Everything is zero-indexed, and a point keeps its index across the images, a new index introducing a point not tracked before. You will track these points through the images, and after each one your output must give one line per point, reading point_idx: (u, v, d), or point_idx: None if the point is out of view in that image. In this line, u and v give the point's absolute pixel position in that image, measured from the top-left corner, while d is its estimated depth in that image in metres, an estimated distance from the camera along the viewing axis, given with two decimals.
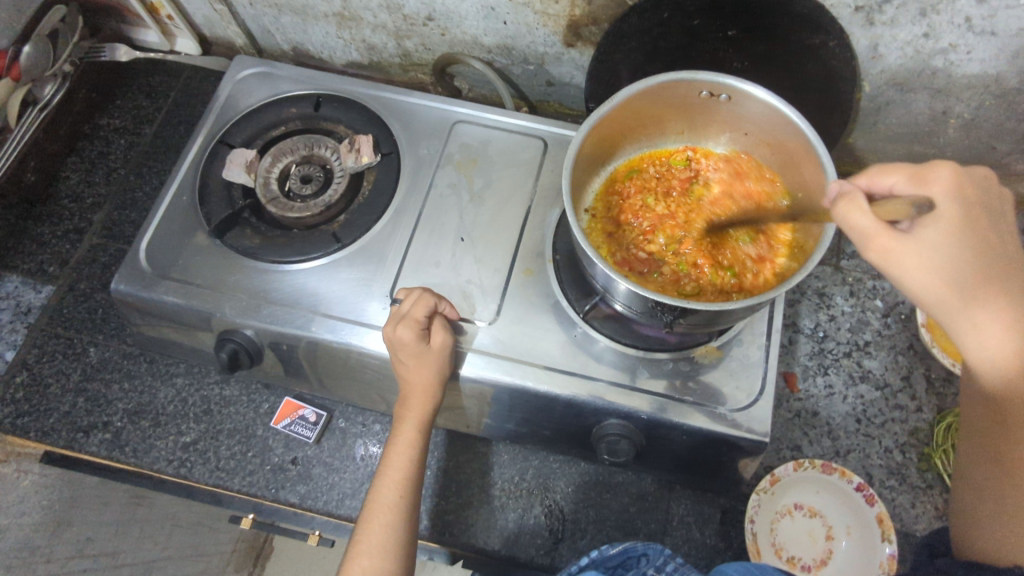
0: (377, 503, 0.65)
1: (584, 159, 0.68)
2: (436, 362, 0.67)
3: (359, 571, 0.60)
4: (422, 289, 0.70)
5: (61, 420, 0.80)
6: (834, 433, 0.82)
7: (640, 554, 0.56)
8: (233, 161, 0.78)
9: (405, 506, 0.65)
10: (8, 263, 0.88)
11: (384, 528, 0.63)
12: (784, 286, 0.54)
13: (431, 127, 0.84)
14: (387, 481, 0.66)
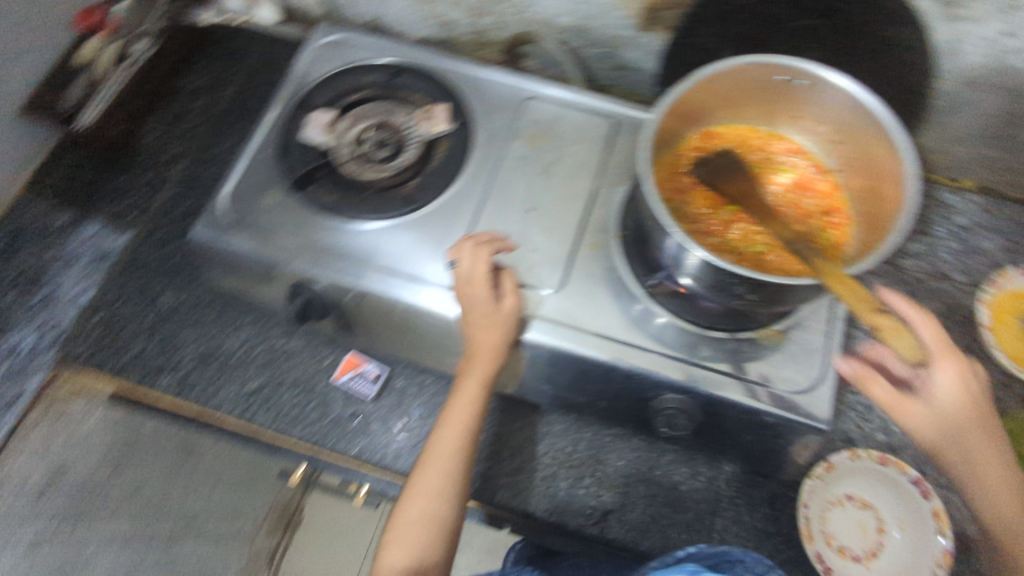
0: (436, 450, 0.67)
1: (660, 136, 0.70)
2: (504, 318, 0.69)
3: (414, 512, 0.64)
4: (472, 243, 0.71)
5: (133, 360, 0.82)
6: (888, 428, 0.81)
7: (737, 561, 0.55)
8: (311, 122, 0.82)
9: (463, 457, 0.67)
10: (91, 208, 0.91)
11: (440, 476, 0.66)
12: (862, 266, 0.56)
13: (503, 101, 0.85)
14: (446, 432, 0.68)
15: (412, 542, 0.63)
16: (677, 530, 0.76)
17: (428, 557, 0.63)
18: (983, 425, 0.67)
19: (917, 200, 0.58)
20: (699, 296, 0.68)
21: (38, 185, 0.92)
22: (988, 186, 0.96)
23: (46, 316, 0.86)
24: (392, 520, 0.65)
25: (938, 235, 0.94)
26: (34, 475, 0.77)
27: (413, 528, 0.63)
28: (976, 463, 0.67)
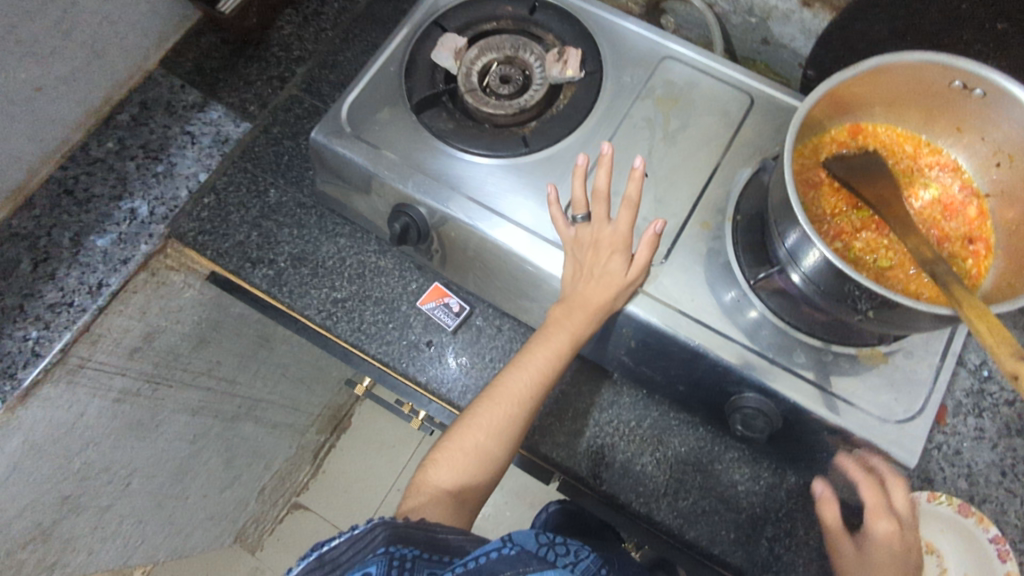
0: (507, 389, 0.68)
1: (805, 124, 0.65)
2: (621, 285, 0.67)
3: (472, 442, 0.66)
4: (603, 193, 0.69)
5: (234, 247, 0.86)
6: (974, 477, 0.75)
7: None
8: (443, 44, 0.79)
9: (531, 404, 0.68)
10: (216, 92, 0.93)
11: (505, 415, 0.67)
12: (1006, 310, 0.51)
13: (639, 56, 0.81)
14: (522, 375, 0.69)
15: (462, 468, 0.65)
16: (725, 527, 0.75)
17: (471, 486, 0.65)
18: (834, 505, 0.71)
19: None
20: (803, 297, 0.65)
21: (172, 65, 0.92)
22: None
23: (160, 190, 0.89)
24: (448, 440, 0.67)
25: None
26: (129, 334, 0.82)
27: (468, 456, 0.65)
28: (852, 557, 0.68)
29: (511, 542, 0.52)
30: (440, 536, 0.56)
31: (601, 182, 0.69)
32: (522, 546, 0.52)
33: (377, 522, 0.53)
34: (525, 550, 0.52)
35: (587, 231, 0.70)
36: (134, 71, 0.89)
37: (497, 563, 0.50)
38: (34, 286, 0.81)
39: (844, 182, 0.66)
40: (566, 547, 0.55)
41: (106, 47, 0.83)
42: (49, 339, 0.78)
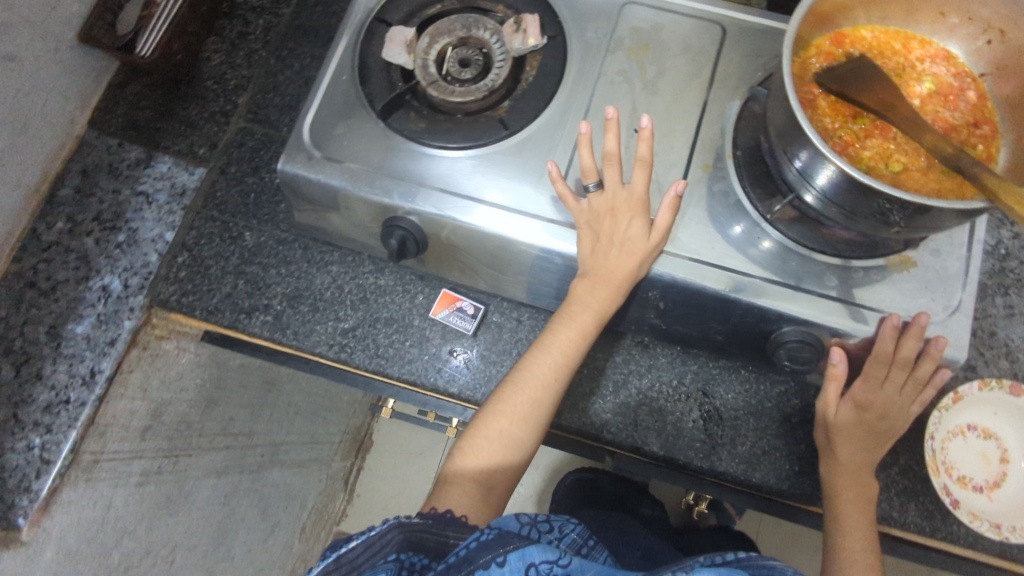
0: (530, 373, 0.68)
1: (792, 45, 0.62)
2: (642, 248, 0.66)
3: (497, 429, 0.66)
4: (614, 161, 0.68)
5: (224, 300, 0.80)
6: (1014, 355, 0.76)
7: None
8: (392, 38, 0.74)
9: (556, 388, 0.69)
10: (159, 142, 0.87)
11: (531, 401, 0.68)
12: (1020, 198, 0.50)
13: (598, 8, 0.76)
14: (545, 356, 0.69)
15: (487, 455, 0.66)
16: (789, 462, 0.74)
17: (496, 471, 0.66)
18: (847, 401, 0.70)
19: None
20: (823, 218, 0.64)
21: (102, 124, 0.85)
22: None
23: (128, 259, 0.82)
24: (473, 428, 0.68)
25: None
26: (137, 417, 0.81)
27: (492, 442, 0.66)
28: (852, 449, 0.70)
29: (492, 528, 0.52)
30: (451, 540, 0.57)
31: (611, 146, 0.67)
32: (503, 530, 0.52)
33: (390, 523, 0.54)
34: (507, 531, 0.52)
35: (601, 201, 0.67)
36: (64, 140, 0.82)
37: (477, 551, 0.50)
38: (23, 390, 0.74)
39: (840, 95, 0.64)
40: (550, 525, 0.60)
41: (28, 120, 0.75)
42: (56, 442, 0.73)
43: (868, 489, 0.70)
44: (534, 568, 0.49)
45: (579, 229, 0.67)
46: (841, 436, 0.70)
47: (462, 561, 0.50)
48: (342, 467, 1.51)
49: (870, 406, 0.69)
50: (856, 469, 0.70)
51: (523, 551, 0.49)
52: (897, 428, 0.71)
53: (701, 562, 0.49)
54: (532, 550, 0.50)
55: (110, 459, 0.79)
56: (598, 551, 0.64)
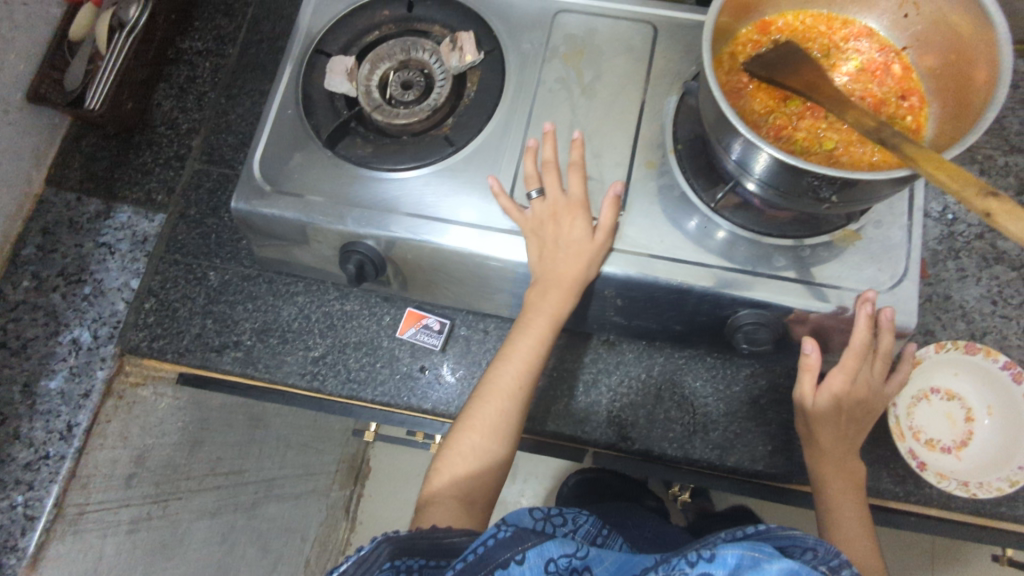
0: (495, 386, 0.70)
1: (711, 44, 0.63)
2: (591, 246, 0.67)
3: (468, 445, 0.68)
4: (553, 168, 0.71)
5: (194, 341, 0.81)
6: (970, 315, 0.78)
7: (809, 547, 0.52)
8: (333, 69, 0.76)
9: (522, 396, 0.70)
10: (117, 193, 0.88)
11: (498, 411, 0.69)
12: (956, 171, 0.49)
13: (532, 19, 0.78)
14: (506, 366, 0.71)
15: (464, 470, 0.68)
16: (762, 442, 0.76)
17: (475, 485, 0.68)
18: (824, 390, 0.70)
19: (1007, 84, 0.53)
20: (764, 202, 0.66)
21: (59, 180, 0.86)
22: None
23: (96, 311, 0.83)
24: (447, 446, 0.70)
25: (1007, 104, 0.87)
26: (120, 465, 0.81)
27: (467, 458, 0.68)
28: (832, 433, 0.70)
29: (507, 525, 0.53)
30: (445, 540, 0.58)
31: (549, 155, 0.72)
32: (517, 526, 0.53)
33: (380, 539, 0.55)
34: (522, 528, 0.53)
35: (544, 208, 0.69)
36: (23, 200, 0.83)
37: (495, 550, 0.51)
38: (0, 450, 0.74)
39: (768, 81, 0.65)
40: (563, 518, 0.61)
41: None
42: (38, 498, 0.73)
43: (855, 471, 0.71)
44: (553, 563, 0.50)
45: (526, 238, 0.68)
46: (822, 420, 0.70)
47: (479, 562, 0.51)
48: (342, 496, 1.51)
49: (848, 394, 0.69)
50: (841, 454, 0.70)
51: (542, 547, 0.51)
52: (875, 412, 0.71)
53: (722, 538, 0.51)
54: (550, 546, 0.51)
55: (95, 511, 0.78)
56: (613, 539, 0.65)
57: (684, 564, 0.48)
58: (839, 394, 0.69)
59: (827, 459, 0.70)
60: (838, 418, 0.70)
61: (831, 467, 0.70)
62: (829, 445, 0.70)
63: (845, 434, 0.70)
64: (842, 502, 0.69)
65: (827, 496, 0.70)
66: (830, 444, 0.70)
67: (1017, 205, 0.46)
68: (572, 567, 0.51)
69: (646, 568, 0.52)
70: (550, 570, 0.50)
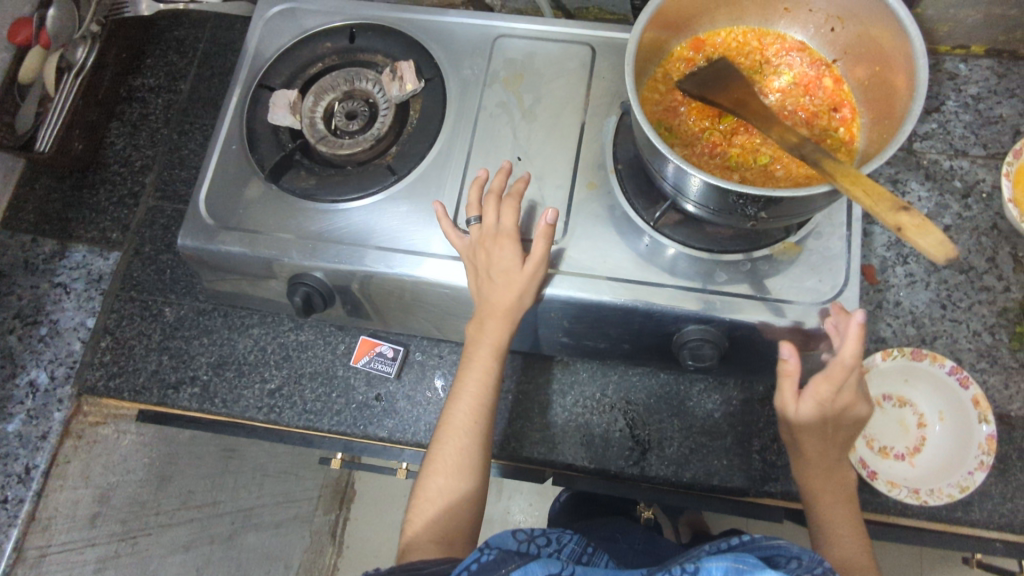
0: (451, 425, 0.68)
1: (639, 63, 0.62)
2: (526, 279, 0.66)
3: (434, 488, 0.66)
4: (496, 199, 0.69)
5: (150, 378, 0.81)
6: (919, 320, 0.79)
7: (793, 556, 0.49)
8: (276, 103, 0.76)
9: (480, 430, 0.68)
10: (71, 233, 0.88)
11: (457, 450, 0.68)
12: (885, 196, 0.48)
13: (472, 46, 0.79)
14: (460, 405, 0.69)
15: (434, 518, 0.65)
16: (718, 456, 0.76)
17: (453, 526, 0.65)
18: (811, 400, 0.63)
19: (925, 93, 0.52)
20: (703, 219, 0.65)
21: (14, 223, 0.87)
22: (998, 50, 0.89)
23: (52, 352, 0.83)
24: (416, 496, 0.67)
25: (950, 110, 0.88)
26: (81, 506, 0.81)
27: (435, 503, 0.66)
28: (814, 444, 0.66)
29: (490, 548, 0.51)
30: (423, 570, 0.56)
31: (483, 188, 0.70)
32: (501, 548, 0.51)
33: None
34: (505, 550, 0.51)
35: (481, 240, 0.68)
36: None
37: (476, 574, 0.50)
38: None
39: (700, 98, 0.64)
40: (547, 537, 0.56)
41: None
42: None
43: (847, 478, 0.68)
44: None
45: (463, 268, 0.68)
46: (807, 429, 0.65)
47: None
48: (327, 521, 1.50)
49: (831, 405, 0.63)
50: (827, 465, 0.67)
51: (525, 568, 0.49)
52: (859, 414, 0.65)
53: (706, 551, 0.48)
54: (534, 567, 0.49)
55: (58, 551, 0.79)
56: (598, 556, 0.58)
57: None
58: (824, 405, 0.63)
59: (812, 468, 0.67)
60: (822, 430, 0.65)
61: (818, 475, 0.67)
62: (814, 455, 0.67)
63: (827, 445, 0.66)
64: (835, 510, 0.67)
65: (818, 503, 0.68)
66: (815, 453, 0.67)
67: (925, 219, 0.45)
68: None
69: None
70: None
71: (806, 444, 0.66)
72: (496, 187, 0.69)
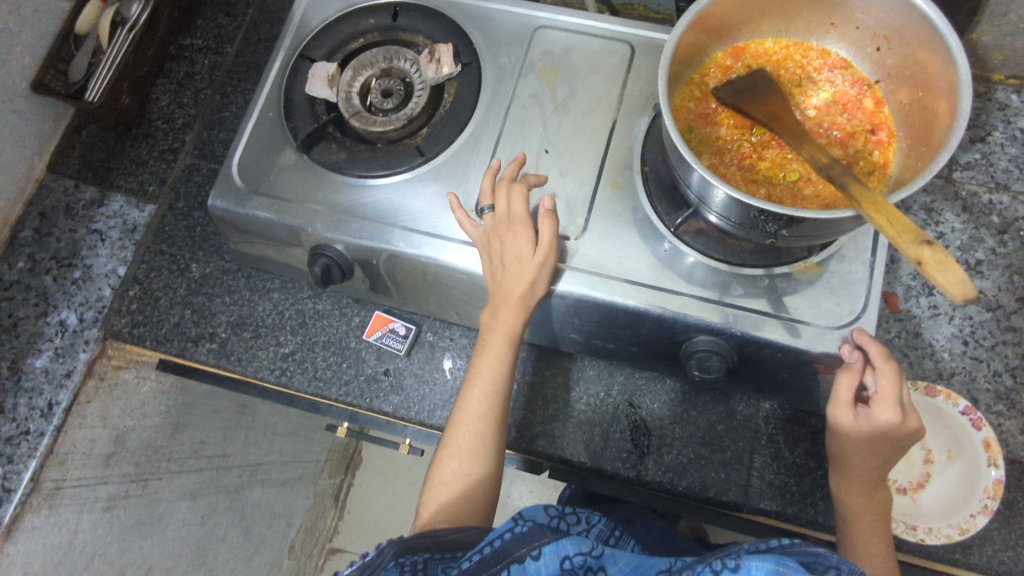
0: (464, 412, 0.70)
1: (675, 68, 0.62)
2: (530, 266, 0.66)
3: (450, 473, 0.68)
4: (505, 187, 0.70)
5: (171, 330, 0.85)
6: (938, 354, 0.78)
7: (833, 566, 0.48)
8: (314, 75, 0.77)
9: (491, 417, 0.69)
10: (112, 182, 0.92)
11: (472, 437, 0.68)
12: (907, 221, 0.47)
13: (512, 34, 0.79)
14: (473, 390, 0.70)
15: (448, 505, 0.66)
16: (715, 469, 0.76)
17: (467, 510, 0.66)
18: (872, 413, 0.64)
19: (967, 122, 0.51)
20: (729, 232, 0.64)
21: (59, 167, 0.90)
22: None
23: (83, 295, 0.86)
24: (429, 482, 0.69)
25: (997, 141, 0.86)
26: (98, 444, 0.84)
27: (447, 488, 0.67)
28: (859, 460, 0.67)
29: (524, 521, 0.54)
30: (448, 537, 0.59)
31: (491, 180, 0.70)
32: (534, 523, 0.54)
33: (384, 544, 0.56)
34: (539, 524, 0.54)
35: (497, 228, 0.68)
36: (23, 184, 0.87)
37: (512, 544, 0.52)
38: None
39: (735, 108, 0.63)
40: (576, 517, 0.60)
41: None
42: (16, 472, 0.76)
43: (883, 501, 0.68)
44: (569, 560, 0.50)
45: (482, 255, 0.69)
46: (857, 443, 0.66)
47: (496, 554, 0.51)
48: (331, 484, 1.54)
49: (890, 428, 0.63)
50: (869, 483, 0.68)
51: (557, 544, 0.51)
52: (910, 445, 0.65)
53: (746, 550, 0.47)
54: (565, 543, 0.51)
55: (72, 486, 0.81)
56: (624, 541, 0.63)
57: (710, 571, 0.46)
58: (882, 426, 0.63)
59: (849, 482, 0.68)
60: (874, 450, 0.65)
61: (858, 490, 0.68)
62: (854, 471, 0.67)
63: (874, 464, 0.67)
64: (866, 528, 0.67)
65: (849, 519, 0.68)
66: (861, 470, 0.67)
67: (948, 255, 0.44)
68: (587, 565, 0.50)
69: (664, 569, 0.51)
70: (565, 568, 0.50)
71: (851, 459, 0.67)
72: (510, 175, 0.70)
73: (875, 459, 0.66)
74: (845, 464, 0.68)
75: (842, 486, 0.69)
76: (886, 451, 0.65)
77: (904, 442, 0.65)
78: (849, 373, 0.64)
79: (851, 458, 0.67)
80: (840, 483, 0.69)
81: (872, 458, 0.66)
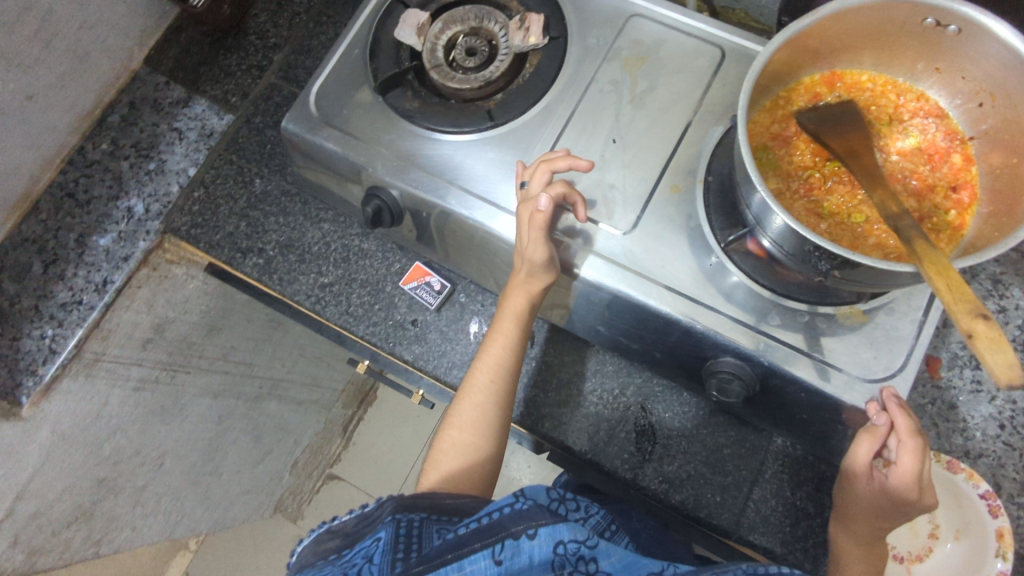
0: (473, 381, 0.72)
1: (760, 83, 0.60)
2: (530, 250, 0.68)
3: (448, 440, 0.70)
4: (541, 175, 0.68)
5: (225, 237, 0.90)
6: (969, 432, 0.75)
7: None
8: (405, 21, 0.77)
9: (496, 390, 0.71)
10: (199, 86, 0.96)
11: (476, 407, 0.70)
12: (964, 291, 0.44)
13: (605, 16, 0.77)
14: (484, 361, 0.72)
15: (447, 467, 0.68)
16: (712, 491, 0.75)
17: (465, 479, 0.68)
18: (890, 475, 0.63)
19: None
20: (779, 261, 0.62)
21: (154, 63, 0.93)
22: None
23: (153, 187, 0.91)
24: (434, 448, 0.71)
25: None
26: (140, 328, 0.88)
27: (445, 454, 0.70)
28: (865, 516, 0.66)
29: (524, 499, 0.54)
30: (446, 501, 0.59)
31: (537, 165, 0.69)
32: (534, 503, 0.54)
33: (385, 499, 0.57)
34: (538, 505, 0.54)
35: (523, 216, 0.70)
36: (121, 72, 0.90)
37: (510, 518, 0.52)
38: (45, 287, 0.80)
39: (814, 138, 0.61)
40: (576, 504, 0.60)
41: (90, 50, 0.83)
42: (64, 335, 0.80)
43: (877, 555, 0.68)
44: (562, 545, 0.51)
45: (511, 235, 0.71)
46: (866, 498, 0.65)
47: (491, 526, 0.51)
48: (342, 415, 1.60)
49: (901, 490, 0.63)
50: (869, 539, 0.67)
51: (554, 527, 0.51)
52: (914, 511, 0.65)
53: (743, 570, 0.46)
54: (562, 528, 0.51)
55: (110, 361, 0.85)
56: (619, 536, 0.65)
57: None
58: (896, 488, 0.63)
59: (851, 535, 0.68)
60: (882, 508, 0.65)
61: (857, 543, 0.67)
62: (858, 525, 0.67)
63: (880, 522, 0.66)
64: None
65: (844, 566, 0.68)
66: (865, 526, 0.67)
67: (1002, 334, 0.41)
68: (579, 554, 0.51)
69: (655, 572, 0.50)
70: (558, 552, 0.50)
71: (858, 513, 0.67)
72: (554, 164, 0.67)
73: (879, 516, 0.66)
74: (848, 515, 0.68)
75: (842, 536, 0.69)
76: (893, 513, 0.65)
77: (911, 506, 0.64)
78: (874, 434, 0.63)
79: (851, 513, 0.67)
80: (841, 534, 0.69)
81: (879, 517, 0.66)
